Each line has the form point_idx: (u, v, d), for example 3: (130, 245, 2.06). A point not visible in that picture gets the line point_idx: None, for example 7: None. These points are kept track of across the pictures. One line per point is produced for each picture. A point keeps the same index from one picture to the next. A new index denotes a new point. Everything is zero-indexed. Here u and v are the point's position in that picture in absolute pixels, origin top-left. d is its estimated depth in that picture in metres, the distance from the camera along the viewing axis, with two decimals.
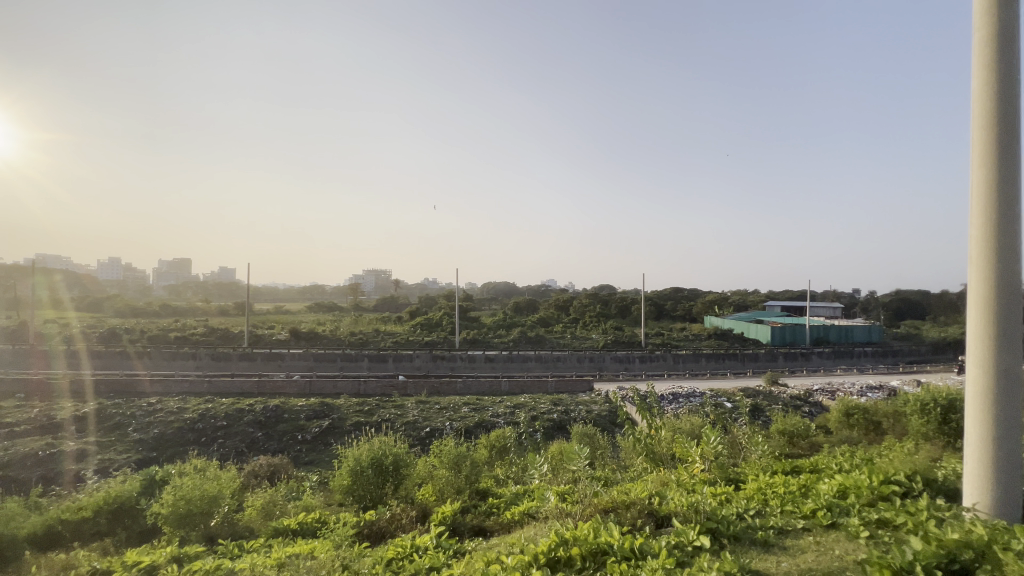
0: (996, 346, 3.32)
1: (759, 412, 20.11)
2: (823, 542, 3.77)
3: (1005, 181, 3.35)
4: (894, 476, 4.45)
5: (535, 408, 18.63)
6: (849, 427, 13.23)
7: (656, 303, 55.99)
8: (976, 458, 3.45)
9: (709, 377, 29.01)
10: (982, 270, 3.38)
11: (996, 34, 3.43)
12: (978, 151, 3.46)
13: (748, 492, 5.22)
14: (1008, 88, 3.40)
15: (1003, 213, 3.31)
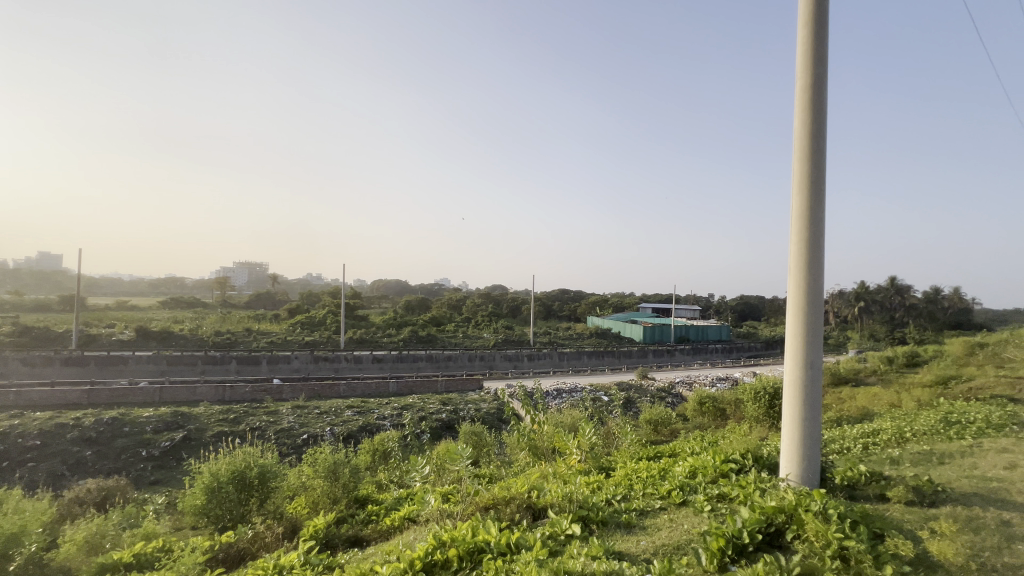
0: (806, 344, 4.00)
1: (631, 404, 22.11)
2: (675, 519, 4.21)
3: (815, 207, 4.02)
4: (732, 455, 5.16)
5: (424, 408, 18.30)
6: (701, 414, 15.16)
7: (545, 303, 58.62)
8: (790, 437, 4.12)
9: (590, 373, 31.17)
10: (798, 281, 4.03)
11: (811, 85, 4.07)
12: (797, 181, 4.11)
13: (617, 479, 5.67)
14: (819, 130, 4.05)
15: (811, 234, 4.00)
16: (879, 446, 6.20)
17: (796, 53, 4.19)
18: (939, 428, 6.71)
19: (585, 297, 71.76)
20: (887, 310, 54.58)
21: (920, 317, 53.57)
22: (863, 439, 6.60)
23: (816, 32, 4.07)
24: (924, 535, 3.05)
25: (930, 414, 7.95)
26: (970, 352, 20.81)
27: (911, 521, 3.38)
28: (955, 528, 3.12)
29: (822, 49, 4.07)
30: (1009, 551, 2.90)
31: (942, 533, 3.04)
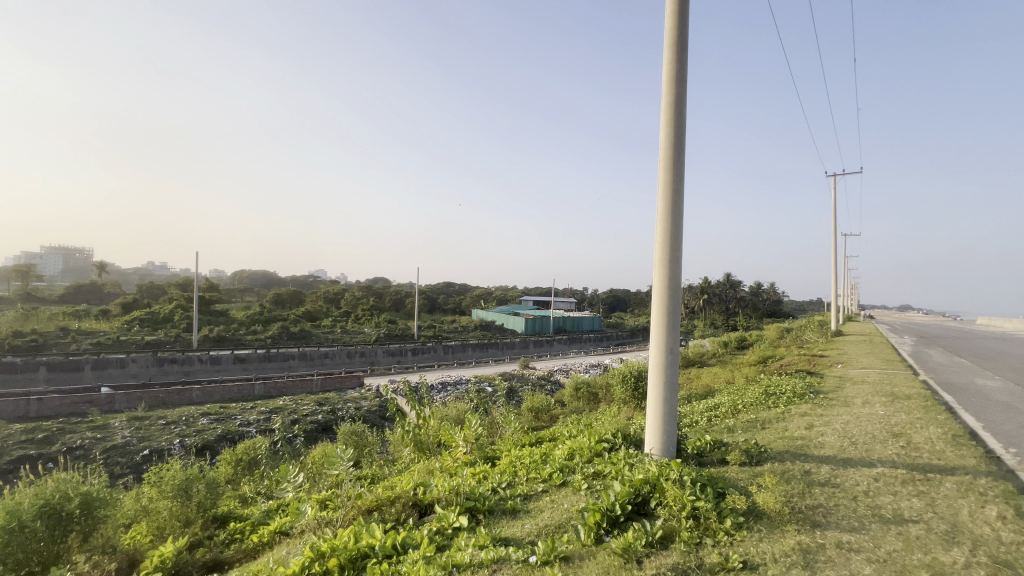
0: (666, 333, 4.51)
1: (514, 394, 22.94)
2: (556, 500, 4.46)
3: (675, 211, 4.53)
4: (605, 435, 5.64)
5: (297, 411, 16.84)
6: (577, 399, 16.33)
7: (429, 297, 57.78)
8: (654, 415, 4.62)
9: (475, 365, 31.61)
10: (662, 277, 4.53)
11: (673, 103, 4.57)
12: (661, 188, 4.60)
13: (502, 467, 5.84)
14: (678, 144, 4.56)
15: (672, 235, 4.51)
16: (719, 418, 7.27)
17: (663, 73, 4.65)
18: (761, 399, 8.10)
19: (470, 291, 72.30)
20: (724, 302, 64.37)
21: (747, 307, 64.22)
22: (707, 413, 7.69)
23: (678, 56, 4.55)
24: (753, 489, 3.64)
25: (755, 388, 9.57)
26: (780, 336, 25.56)
27: (744, 479, 4.02)
28: (774, 482, 3.79)
29: (682, 72, 4.57)
30: (810, 495, 3.61)
31: (766, 486, 3.67)
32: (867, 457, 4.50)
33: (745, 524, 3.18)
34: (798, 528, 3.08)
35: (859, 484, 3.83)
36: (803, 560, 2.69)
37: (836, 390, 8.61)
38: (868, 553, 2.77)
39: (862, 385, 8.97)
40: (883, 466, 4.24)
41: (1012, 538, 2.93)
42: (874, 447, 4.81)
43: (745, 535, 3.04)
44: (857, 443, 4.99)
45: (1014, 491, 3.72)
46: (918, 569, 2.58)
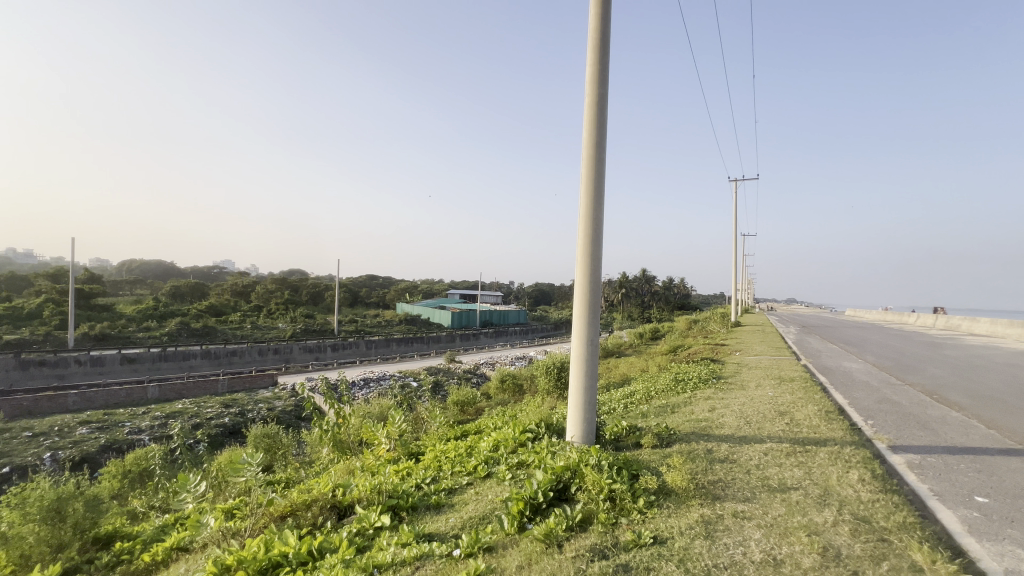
0: (588, 324, 4.69)
1: (440, 388, 22.73)
2: (480, 491, 4.49)
3: (596, 208, 4.72)
4: (529, 426, 5.78)
5: (199, 414, 15.36)
6: (503, 391, 16.57)
7: (350, 290, 55.33)
8: (575, 405, 4.80)
9: (399, 360, 30.87)
10: (584, 270, 4.70)
11: (596, 103, 4.73)
12: (584, 184, 4.76)
13: (426, 463, 5.77)
14: (600, 143, 4.73)
15: (594, 230, 4.69)
16: (634, 404, 7.75)
17: (587, 73, 4.81)
18: (671, 386, 8.76)
19: (394, 284, 70.24)
20: (640, 296, 68.47)
21: (660, 300, 68.94)
22: (624, 400, 8.15)
23: (600, 57, 4.72)
24: (663, 469, 3.92)
25: (666, 375, 10.31)
26: (688, 327, 27.76)
27: (655, 460, 4.31)
28: (681, 461, 4.10)
29: (604, 73, 4.75)
30: (712, 471, 3.96)
31: (674, 466, 3.97)
32: (759, 434, 5.02)
33: (656, 501, 3.41)
34: (701, 502, 3.36)
35: (751, 458, 4.28)
36: (705, 530, 2.94)
37: (734, 375, 9.55)
38: (759, 520, 3.09)
39: (756, 370, 10.00)
40: (772, 441, 4.76)
41: (869, 497, 3.43)
42: (764, 425, 5.38)
43: (655, 512, 3.26)
44: (751, 422, 5.56)
45: (872, 457, 4.35)
46: (798, 530, 2.93)
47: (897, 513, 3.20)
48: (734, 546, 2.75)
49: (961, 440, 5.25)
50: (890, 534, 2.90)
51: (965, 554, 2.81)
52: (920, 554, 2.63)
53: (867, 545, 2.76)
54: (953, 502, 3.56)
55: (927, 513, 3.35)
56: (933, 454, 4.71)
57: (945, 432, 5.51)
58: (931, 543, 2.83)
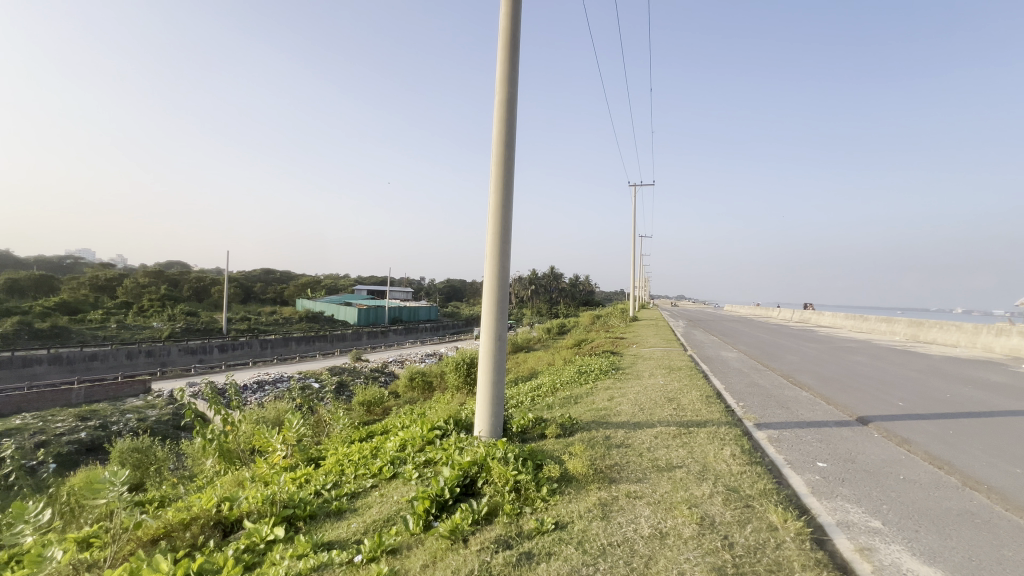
0: (496, 320, 4.75)
1: (345, 388, 21.64)
2: (386, 493, 4.36)
3: (505, 205, 4.79)
4: (437, 423, 5.73)
5: (45, 430, 13.03)
6: (412, 389, 16.25)
7: (242, 286, 50.50)
8: (483, 400, 4.85)
9: (299, 361, 28.81)
10: (492, 267, 4.76)
11: (506, 102, 4.80)
12: (494, 181, 4.82)
13: (327, 468, 5.47)
14: (510, 142, 4.81)
15: (503, 227, 4.75)
16: (541, 396, 8.04)
17: (497, 71, 4.85)
18: (576, 377, 9.22)
19: (294, 279, 65.35)
20: (548, 292, 71.04)
21: (567, 296, 72.19)
22: (531, 394, 8.41)
23: (510, 58, 4.79)
24: (565, 457, 4.11)
25: (570, 368, 10.82)
26: (591, 322, 29.42)
27: (558, 449, 4.51)
28: (582, 449, 4.34)
29: (514, 74, 4.82)
30: (609, 456, 4.23)
31: (575, 454, 4.19)
32: (650, 419, 5.48)
33: (558, 489, 3.57)
34: (599, 486, 3.58)
35: (644, 442, 4.66)
36: (601, 511, 3.14)
37: (631, 365, 10.30)
38: (649, 498, 3.37)
39: (649, 361, 10.87)
40: (661, 425, 5.22)
41: (738, 469, 3.92)
42: (656, 411, 5.88)
43: (556, 499, 3.40)
44: (644, 408, 6.04)
45: (741, 435, 4.96)
46: (680, 504, 3.25)
47: (759, 481, 3.69)
48: (627, 524, 2.97)
49: (809, 415, 6.18)
50: (753, 500, 3.34)
51: (808, 511, 3.33)
52: (775, 515, 3.06)
53: (735, 511, 3.14)
54: (801, 469, 4.18)
55: (782, 480, 3.90)
56: (787, 428, 5.50)
57: (797, 409, 6.46)
58: (784, 506, 3.30)
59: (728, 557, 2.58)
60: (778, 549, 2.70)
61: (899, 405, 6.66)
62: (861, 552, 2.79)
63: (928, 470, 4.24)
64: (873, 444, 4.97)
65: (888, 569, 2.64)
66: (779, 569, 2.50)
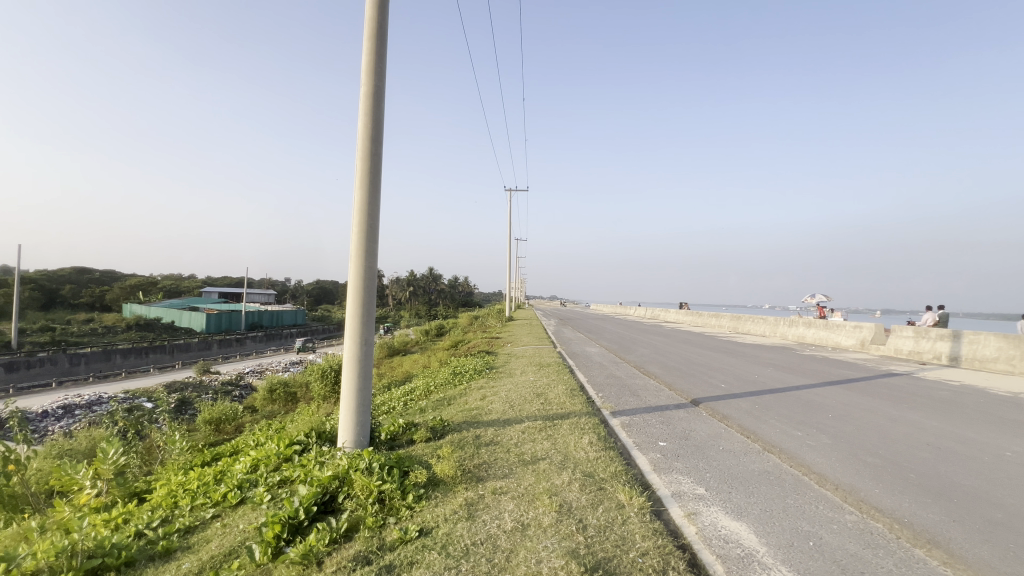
0: (361, 322, 4.50)
1: (187, 406, 18.70)
2: (229, 523, 3.84)
3: (372, 201, 4.56)
4: (296, 438, 5.24)
5: None
6: (272, 402, 14.68)
7: (42, 288, 40.80)
8: (347, 408, 4.55)
9: (124, 378, 24.15)
10: (356, 267, 4.50)
11: (372, 95, 4.58)
12: (358, 177, 4.56)
13: (154, 503, 4.64)
14: (377, 136, 4.59)
15: (369, 225, 4.52)
16: (414, 401, 7.85)
17: (363, 62, 4.61)
18: (450, 379, 9.20)
19: (119, 280, 54.81)
20: (426, 293, 70.64)
21: (446, 298, 72.19)
22: (404, 398, 8.19)
23: (377, 49, 4.58)
24: (433, 461, 4.06)
25: (446, 370, 10.76)
26: (469, 323, 29.77)
27: (426, 453, 4.43)
28: (450, 451, 4.33)
29: (381, 66, 4.62)
30: (477, 455, 4.29)
31: (444, 457, 4.16)
32: (519, 416, 5.69)
33: (425, 494, 3.49)
34: (466, 486, 3.59)
35: (513, 438, 4.82)
36: (467, 512, 3.15)
37: (505, 364, 10.61)
38: (513, 492, 3.48)
39: (522, 359, 11.33)
40: (528, 420, 5.48)
41: (595, 455, 4.27)
42: (524, 406, 6.15)
43: (423, 504, 3.33)
44: (514, 405, 6.27)
45: (599, 423, 5.42)
46: (542, 494, 3.42)
47: (611, 465, 4.05)
48: (491, 520, 3.03)
49: (655, 400, 7.00)
50: (605, 483, 3.65)
51: (650, 487, 3.75)
52: (623, 494, 3.39)
53: (589, 495, 3.39)
54: (646, 449, 4.71)
55: (631, 461, 4.35)
56: (638, 413, 6.16)
57: (646, 396, 7.28)
58: (631, 485, 3.66)
59: (581, 539, 2.77)
60: (625, 524, 2.99)
61: (722, 387, 7.89)
62: (688, 517, 3.22)
63: (741, 440, 5.08)
64: (702, 422, 5.81)
65: (709, 528, 3.08)
66: (623, 542, 2.77)
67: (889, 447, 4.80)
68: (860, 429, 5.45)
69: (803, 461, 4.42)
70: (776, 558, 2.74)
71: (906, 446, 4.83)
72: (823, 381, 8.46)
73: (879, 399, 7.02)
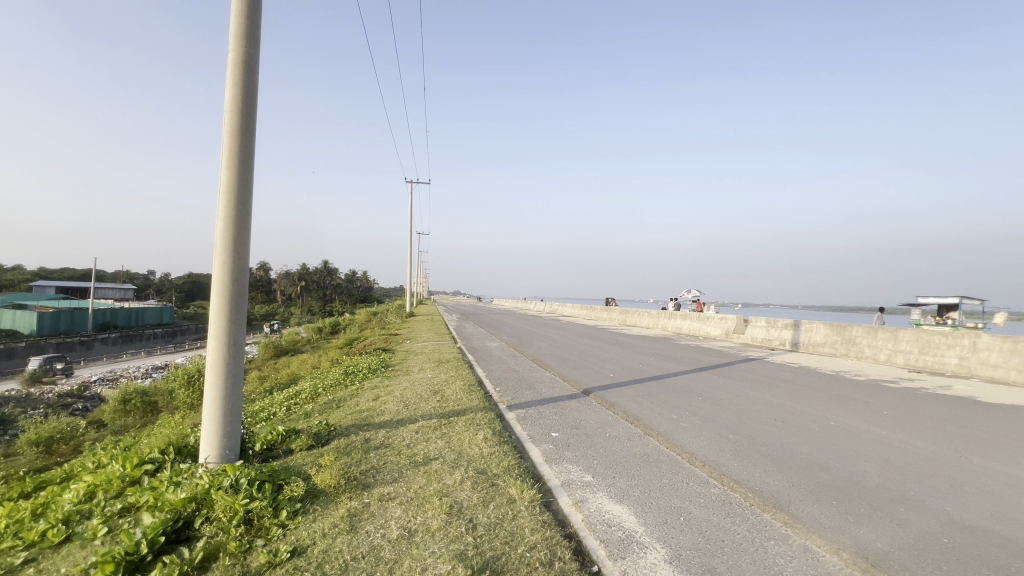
0: (228, 320, 3.93)
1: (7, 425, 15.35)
2: (47, 567, 3.13)
3: (244, 183, 3.97)
4: (149, 456, 4.51)
5: None
6: (125, 415, 12.58)
7: None
8: (211, 417, 3.97)
9: None
10: (222, 258, 3.88)
11: (242, 63, 3.96)
12: (225, 156, 3.93)
13: None
14: (249, 110, 3.99)
15: (239, 212, 3.92)
16: (299, 405, 7.21)
17: (231, 24, 3.97)
18: (340, 380, 8.61)
19: None
20: (321, 289, 66.23)
21: (343, 294, 68.26)
22: (286, 403, 7.47)
23: (249, 12, 3.97)
24: (314, 471, 3.71)
25: (337, 370, 10.07)
26: (367, 320, 28.42)
27: (306, 462, 4.05)
28: (334, 458, 4.00)
29: (255, 32, 4.03)
30: (365, 461, 4.01)
31: (326, 465, 3.83)
32: (413, 415, 5.48)
33: (301, 508, 3.17)
34: (350, 496, 3.33)
35: (405, 438, 4.61)
36: (348, 524, 2.91)
37: (402, 362, 10.24)
38: (402, 497, 3.30)
39: (420, 356, 11.02)
40: (423, 419, 5.28)
41: (489, 451, 4.24)
42: (420, 405, 5.94)
43: (298, 520, 3.02)
44: (408, 404, 6.02)
45: (494, 418, 5.42)
46: (432, 497, 3.28)
47: (504, 460, 4.05)
48: (375, 530, 2.83)
49: (550, 392, 7.21)
50: (498, 479, 3.62)
51: (542, 478, 3.81)
52: (514, 489, 3.40)
53: (481, 493, 3.34)
54: (539, 441, 4.80)
55: (524, 453, 4.40)
56: (533, 406, 6.28)
57: (541, 388, 7.47)
58: (523, 479, 3.65)
59: (470, 540, 2.70)
60: (514, 519, 2.98)
61: (611, 377, 8.39)
62: (575, 505, 3.31)
63: (626, 426, 5.41)
64: (592, 411, 6.09)
65: (594, 514, 3.20)
66: (512, 538, 2.75)
67: (745, 424, 5.45)
68: (723, 409, 6.13)
69: (678, 442, 4.81)
70: (652, 536, 2.92)
71: (759, 422, 5.53)
72: (696, 368, 9.41)
73: (739, 381, 8.00)
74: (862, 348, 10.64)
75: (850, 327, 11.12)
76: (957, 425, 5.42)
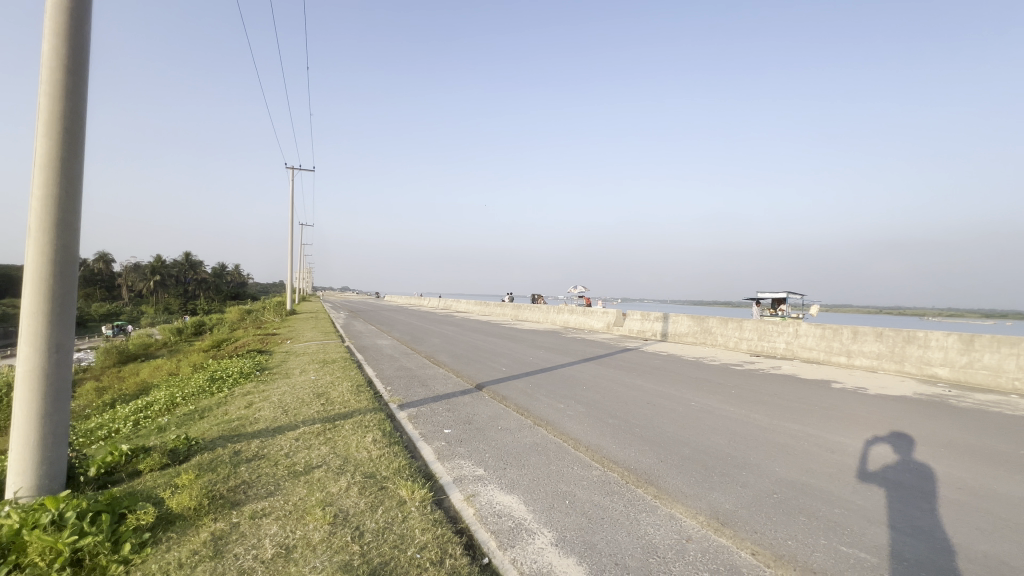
0: (47, 322, 3.22)
1: None
2: None
3: (69, 155, 3.28)
4: None
5: None
6: None
7: None
8: (21, 442, 3.23)
9: None
10: (38, 246, 3.17)
11: (66, 9, 3.25)
12: (42, 119, 3.20)
13: None
14: (78, 70, 3.31)
15: (63, 189, 3.24)
16: (150, 418, 6.22)
17: None
18: (205, 387, 7.61)
19: None
20: (181, 284, 58.15)
21: (209, 289, 60.78)
22: (133, 417, 6.39)
23: None
24: (168, 493, 3.23)
25: (199, 376, 8.88)
26: (239, 319, 25.61)
27: (159, 484, 3.52)
28: (195, 476, 3.52)
29: None
30: (234, 476, 3.59)
31: (183, 485, 3.35)
32: (292, 422, 5.04)
33: (151, 539, 2.74)
34: (214, 517, 2.96)
35: (282, 448, 4.23)
36: (211, 550, 2.58)
37: (281, 364, 9.38)
38: (278, 511, 3.02)
39: (302, 356, 10.21)
40: (305, 425, 4.89)
41: (378, 453, 4.07)
42: (301, 410, 5.50)
43: (147, 553, 2.60)
44: (287, 410, 5.53)
45: (384, 418, 5.22)
46: (313, 508, 3.04)
47: (394, 461, 3.92)
48: (245, 552, 2.55)
49: (443, 389, 7.16)
50: (387, 482, 3.48)
51: (433, 476, 3.76)
52: (404, 490, 3.30)
53: (368, 498, 3.19)
54: (431, 439, 4.73)
55: (415, 453, 4.30)
56: (425, 404, 6.17)
57: (434, 385, 7.38)
58: (414, 480, 3.57)
59: (356, 549, 2.56)
60: (404, 521, 2.90)
61: (504, 370, 8.59)
62: (466, 500, 3.33)
63: (517, 417, 5.58)
64: (485, 405, 6.18)
65: (485, 506, 3.25)
66: (402, 541, 2.67)
67: (623, 409, 5.94)
68: (604, 396, 6.62)
69: (564, 430, 5.08)
70: (539, 522, 3.05)
71: (634, 407, 6.06)
72: (581, 359, 10.04)
73: (618, 370, 8.72)
74: (716, 336, 12.26)
75: (707, 319, 12.73)
76: (784, 399, 6.51)
